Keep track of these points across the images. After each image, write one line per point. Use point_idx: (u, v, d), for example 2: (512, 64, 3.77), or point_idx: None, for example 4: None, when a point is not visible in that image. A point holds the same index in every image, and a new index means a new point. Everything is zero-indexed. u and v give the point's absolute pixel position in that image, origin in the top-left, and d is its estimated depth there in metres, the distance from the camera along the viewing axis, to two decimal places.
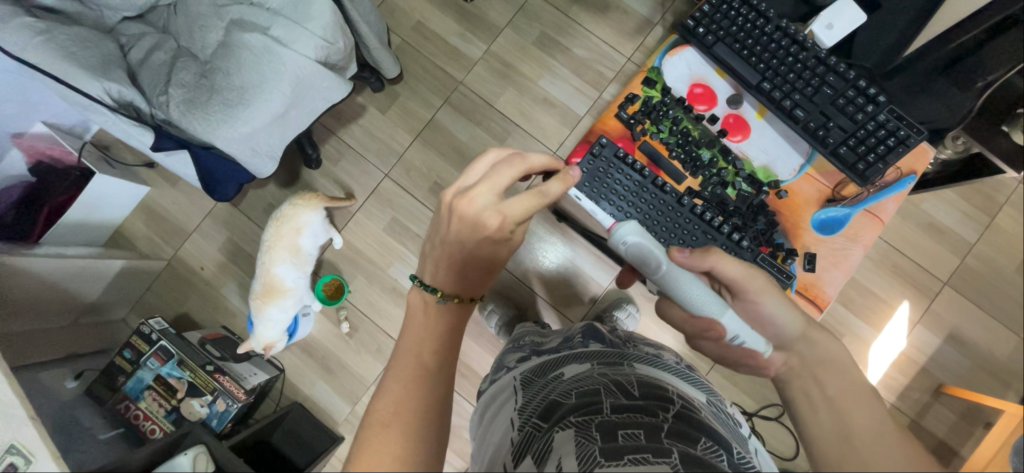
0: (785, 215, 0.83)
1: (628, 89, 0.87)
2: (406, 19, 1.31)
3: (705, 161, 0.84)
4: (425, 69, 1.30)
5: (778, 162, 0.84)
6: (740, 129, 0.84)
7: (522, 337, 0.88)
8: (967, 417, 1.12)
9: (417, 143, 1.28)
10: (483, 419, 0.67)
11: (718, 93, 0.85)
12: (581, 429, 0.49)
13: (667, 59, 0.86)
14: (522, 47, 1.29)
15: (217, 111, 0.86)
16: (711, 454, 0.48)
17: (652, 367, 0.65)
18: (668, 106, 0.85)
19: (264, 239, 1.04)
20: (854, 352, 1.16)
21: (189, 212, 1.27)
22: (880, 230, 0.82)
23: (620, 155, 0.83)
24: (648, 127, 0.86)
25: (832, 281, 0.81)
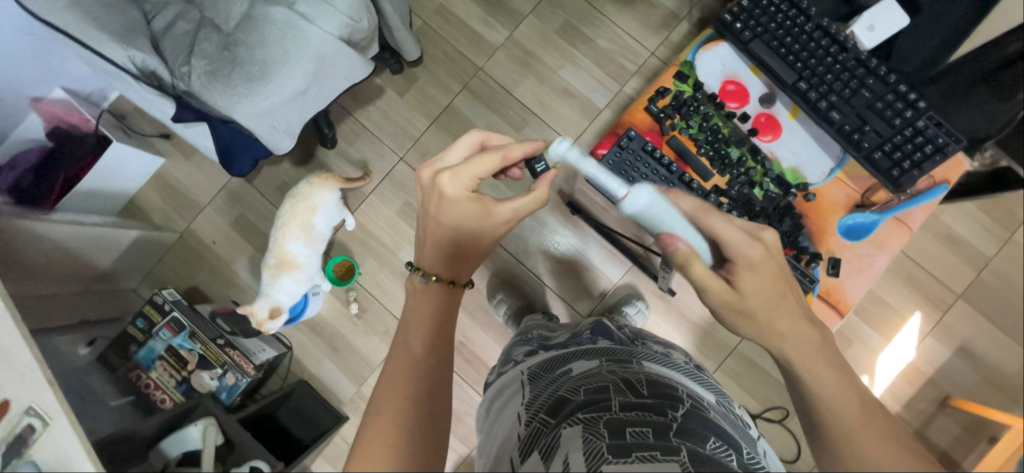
0: (811, 219, 0.83)
1: (659, 83, 0.86)
2: (429, 1, 1.29)
3: (733, 159, 0.84)
4: (446, 54, 1.29)
5: (809, 165, 0.83)
6: (772, 129, 0.83)
7: (532, 330, 0.87)
8: (970, 430, 1.13)
9: (434, 128, 1.28)
10: (491, 415, 0.67)
11: (751, 91, 0.84)
12: (589, 426, 0.49)
13: (701, 53, 0.85)
14: (544, 36, 1.27)
15: (239, 85, 0.86)
16: (720, 454, 0.48)
17: (663, 366, 0.65)
18: (699, 102, 0.85)
19: (279, 214, 1.05)
20: (863, 359, 1.16)
21: (203, 186, 1.27)
22: (908, 238, 0.81)
23: (647, 148, 0.82)
24: (677, 122, 0.85)
25: (856, 288, 0.82)
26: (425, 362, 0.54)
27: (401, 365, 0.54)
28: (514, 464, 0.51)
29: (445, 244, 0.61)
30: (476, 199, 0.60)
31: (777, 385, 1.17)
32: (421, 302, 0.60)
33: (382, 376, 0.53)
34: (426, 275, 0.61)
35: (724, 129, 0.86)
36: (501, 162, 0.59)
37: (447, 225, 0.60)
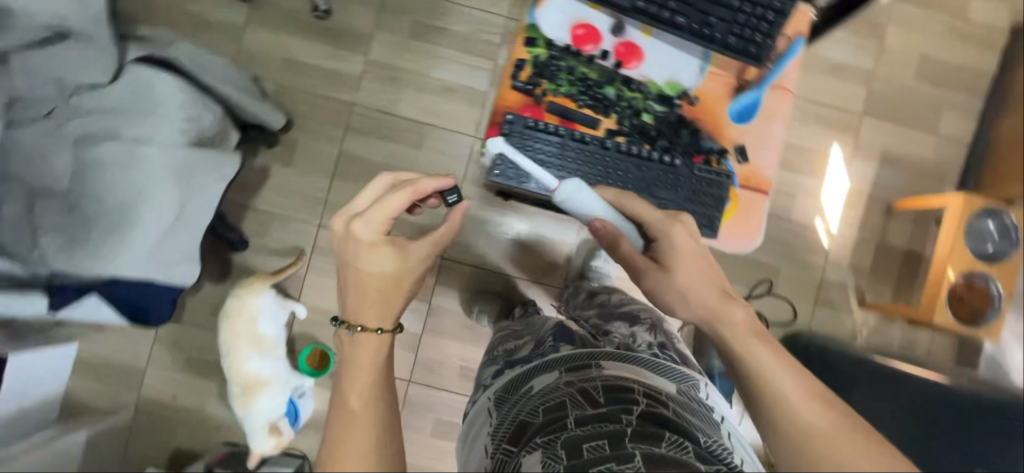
0: (703, 120, 0.86)
1: (513, 56, 0.83)
2: (270, 60, 1.21)
3: (612, 98, 0.86)
4: (313, 105, 1.22)
5: (680, 72, 0.85)
6: (633, 54, 0.84)
7: (500, 339, 0.88)
8: (919, 221, 1.23)
9: (337, 182, 1.22)
10: (467, 446, 0.68)
11: (599, 27, 0.84)
12: (547, 450, 0.53)
13: (539, 12, 0.82)
14: (399, 45, 1.22)
15: (107, 240, 0.79)
16: (677, 450, 0.50)
17: (624, 362, 0.67)
18: (558, 58, 0.84)
19: (222, 340, 1.00)
20: (809, 205, 1.24)
21: (135, 347, 1.18)
22: (790, 98, 0.86)
23: (530, 125, 0.81)
24: (546, 86, 0.84)
25: (769, 163, 0.86)
26: (379, 456, 0.48)
27: (351, 456, 0.47)
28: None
29: (366, 291, 0.57)
30: (394, 245, 0.58)
31: (750, 262, 1.24)
32: (365, 357, 0.54)
33: (325, 472, 0.46)
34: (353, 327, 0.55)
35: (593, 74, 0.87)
36: (412, 194, 0.59)
37: (364, 272, 0.57)
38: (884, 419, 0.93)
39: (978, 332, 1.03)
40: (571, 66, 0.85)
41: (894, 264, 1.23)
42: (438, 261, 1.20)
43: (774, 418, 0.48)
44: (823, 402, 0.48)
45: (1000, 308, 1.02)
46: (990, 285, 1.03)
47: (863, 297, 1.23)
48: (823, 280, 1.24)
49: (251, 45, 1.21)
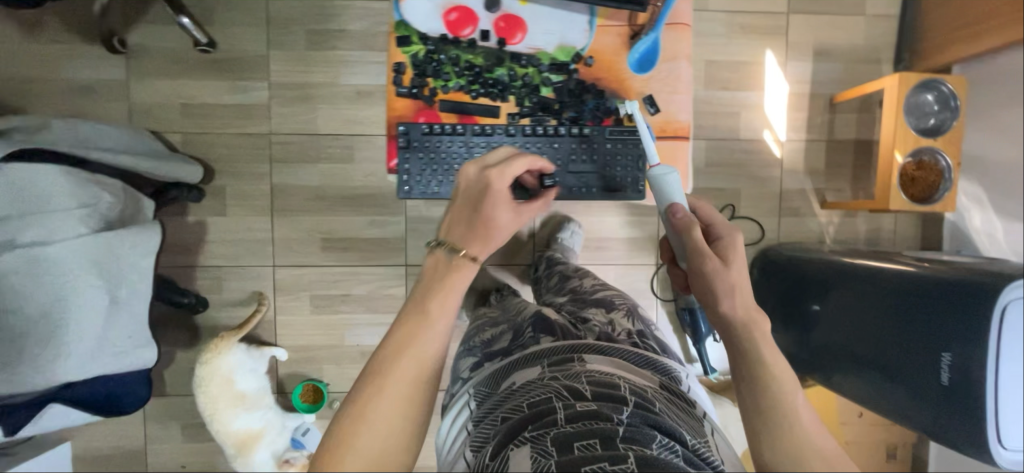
0: (606, 75, 0.98)
1: (394, 59, 0.95)
2: (169, 110, 1.13)
3: (505, 80, 0.96)
4: (229, 145, 1.15)
5: (568, 34, 0.96)
6: (513, 28, 0.95)
7: (477, 327, 0.89)
8: (864, 108, 1.22)
9: (278, 218, 1.17)
10: (447, 440, 0.68)
11: (472, 8, 0.94)
12: (537, 444, 0.52)
13: (405, 7, 0.93)
14: (299, 60, 1.14)
15: (40, 351, 0.76)
16: (664, 451, 0.52)
17: (607, 356, 0.68)
18: (439, 53, 0.94)
19: (201, 406, 0.99)
20: (755, 119, 1.21)
21: (128, 431, 1.17)
22: (689, 32, 0.98)
23: (430, 130, 0.91)
24: (436, 84, 0.95)
25: (683, 104, 0.99)
26: (411, 406, 0.48)
27: (398, 375, 0.48)
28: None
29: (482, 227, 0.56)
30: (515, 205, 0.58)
31: (708, 192, 1.23)
32: (431, 309, 0.51)
33: (370, 376, 0.48)
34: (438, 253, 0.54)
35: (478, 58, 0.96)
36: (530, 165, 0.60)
37: (487, 219, 0.56)
38: (855, 316, 0.95)
39: (933, 207, 1.05)
40: (455, 57, 0.94)
41: (848, 157, 1.23)
42: (403, 270, 1.20)
43: (776, 437, 0.52)
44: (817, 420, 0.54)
45: (952, 180, 1.03)
46: (940, 159, 1.04)
47: (823, 198, 1.23)
48: (782, 191, 1.23)
49: (144, 99, 1.12)
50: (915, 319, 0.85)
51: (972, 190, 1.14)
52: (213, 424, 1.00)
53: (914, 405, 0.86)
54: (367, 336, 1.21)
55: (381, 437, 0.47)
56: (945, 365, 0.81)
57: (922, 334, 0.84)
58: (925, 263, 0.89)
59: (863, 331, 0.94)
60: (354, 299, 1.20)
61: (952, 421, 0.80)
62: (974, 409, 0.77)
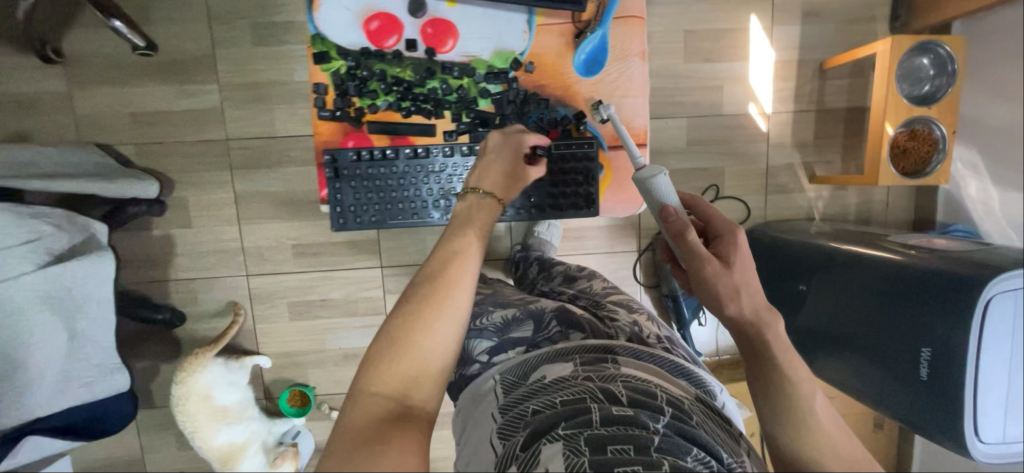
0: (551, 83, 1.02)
1: (314, 80, 0.98)
2: (116, 121, 1.07)
3: (435, 91, 0.98)
4: (183, 154, 1.09)
5: (506, 41, 1.00)
6: (439, 38, 0.98)
7: (481, 305, 0.85)
8: (856, 73, 1.14)
9: (244, 226, 1.13)
10: (466, 426, 0.66)
11: (392, 17, 0.96)
12: (570, 442, 0.52)
13: (318, 16, 0.96)
14: (248, 58, 1.06)
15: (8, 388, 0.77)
16: (699, 464, 0.51)
17: (642, 362, 0.68)
18: (364, 72, 0.96)
19: (181, 423, 1.02)
20: (740, 92, 1.13)
21: (122, 443, 1.19)
22: (642, 22, 1.02)
23: (361, 157, 0.91)
24: (363, 105, 0.98)
25: (639, 107, 1.05)
26: (444, 331, 0.58)
27: (434, 302, 0.59)
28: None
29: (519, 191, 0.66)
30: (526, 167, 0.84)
31: (692, 172, 1.16)
32: (456, 266, 0.61)
33: (415, 296, 0.59)
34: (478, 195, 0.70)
35: (405, 72, 0.98)
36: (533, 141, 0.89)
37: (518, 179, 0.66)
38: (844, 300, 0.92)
39: (926, 180, 1.00)
40: (379, 72, 0.96)
41: (839, 127, 1.15)
42: (379, 272, 1.17)
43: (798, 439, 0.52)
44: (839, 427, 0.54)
45: (945, 150, 0.98)
46: (934, 129, 0.99)
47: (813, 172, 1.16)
48: (771, 167, 1.16)
49: (88, 111, 1.06)
50: (901, 306, 0.82)
51: (967, 157, 1.06)
52: (196, 440, 1.02)
53: (893, 392, 0.85)
54: (348, 339, 1.20)
55: (417, 350, 0.57)
56: (924, 360, 0.79)
57: (915, 321, 0.80)
58: (911, 250, 0.86)
59: (847, 314, 0.91)
60: (332, 304, 1.18)
61: (926, 408, 0.80)
62: (948, 399, 0.77)
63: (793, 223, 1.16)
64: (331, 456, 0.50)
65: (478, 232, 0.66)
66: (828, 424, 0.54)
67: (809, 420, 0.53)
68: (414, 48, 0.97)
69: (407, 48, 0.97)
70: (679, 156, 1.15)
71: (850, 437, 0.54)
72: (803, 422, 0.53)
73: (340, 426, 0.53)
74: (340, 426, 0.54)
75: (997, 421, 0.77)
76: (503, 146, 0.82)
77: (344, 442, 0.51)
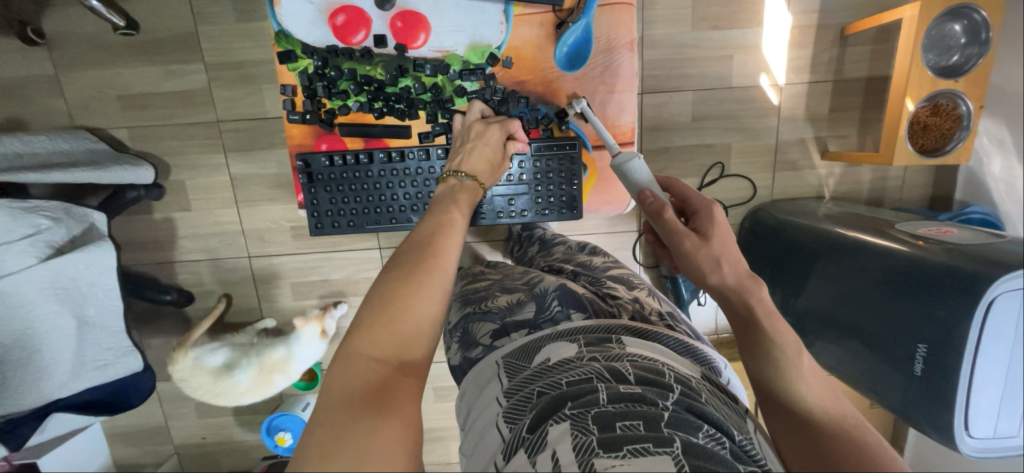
0: (529, 74, 0.95)
1: (282, 80, 0.93)
2: (107, 104, 1.06)
3: (409, 91, 0.93)
4: (176, 137, 1.08)
5: (482, 34, 0.93)
6: (408, 34, 0.92)
7: (487, 289, 0.83)
8: (880, 38, 1.04)
9: (242, 209, 1.14)
10: (470, 411, 0.62)
11: (356, 13, 0.91)
12: (577, 421, 0.49)
13: (280, 12, 0.90)
14: (231, 36, 1.03)
15: (21, 376, 0.82)
16: (713, 440, 0.48)
17: (647, 341, 0.64)
18: (331, 71, 0.91)
19: (197, 396, 1.07)
20: (751, 62, 1.05)
21: (145, 414, 1.27)
22: (630, 10, 0.93)
23: (333, 163, 0.89)
24: (334, 107, 0.94)
25: (627, 102, 0.97)
26: (437, 295, 0.56)
27: (425, 266, 0.56)
28: (498, 467, 0.50)
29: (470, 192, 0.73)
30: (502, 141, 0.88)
31: (697, 149, 1.10)
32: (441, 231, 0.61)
33: (402, 262, 0.57)
34: (457, 177, 0.76)
35: (376, 70, 0.93)
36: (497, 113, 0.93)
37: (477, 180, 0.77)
38: (854, 287, 0.89)
39: (945, 159, 0.94)
40: (348, 71, 0.91)
41: (858, 99, 1.08)
42: (377, 253, 1.17)
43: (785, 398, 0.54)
44: (825, 382, 0.55)
45: (970, 128, 0.91)
46: (960, 104, 0.92)
47: (825, 147, 1.10)
48: (781, 142, 1.10)
49: (78, 95, 1.05)
50: (904, 297, 0.81)
51: (995, 131, 0.97)
52: (225, 400, 1.08)
53: (888, 380, 0.85)
54: (350, 318, 1.22)
55: (410, 312, 0.53)
56: (920, 356, 0.80)
57: (932, 300, 0.78)
58: (919, 240, 0.84)
59: (847, 301, 0.90)
60: (333, 284, 1.20)
61: (920, 398, 0.81)
62: (947, 379, 0.76)
63: (802, 201, 1.11)
64: (321, 430, 0.45)
65: (461, 209, 0.67)
66: (813, 384, 0.55)
67: (793, 381, 0.54)
68: (383, 45, 0.91)
69: (376, 44, 0.91)
70: (683, 132, 1.09)
71: (837, 399, 0.55)
72: (792, 388, 0.54)
73: (329, 394, 0.49)
74: (329, 395, 0.49)
75: (988, 416, 0.77)
76: (482, 132, 0.86)
77: (336, 412, 0.47)
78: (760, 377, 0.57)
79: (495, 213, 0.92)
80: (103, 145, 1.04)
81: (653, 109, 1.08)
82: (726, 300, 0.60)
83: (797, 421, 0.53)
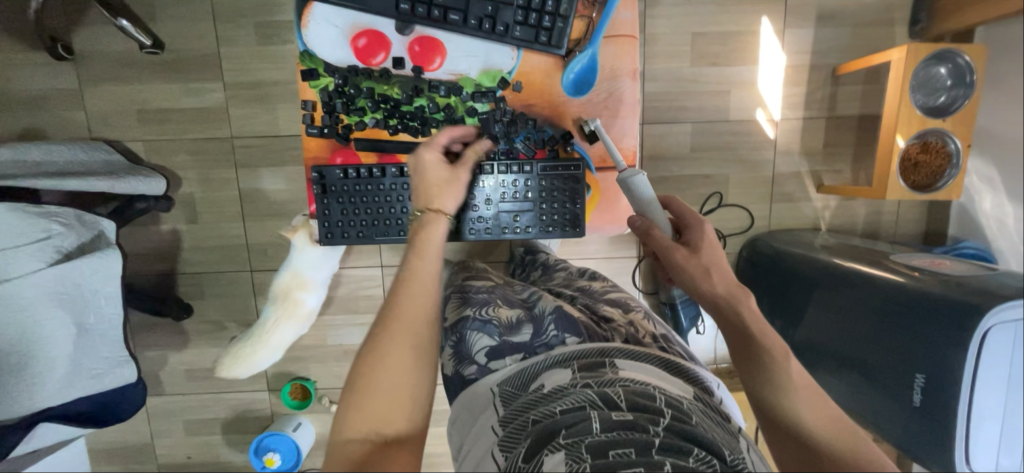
0: (537, 98, 0.99)
1: (302, 95, 0.97)
2: (124, 118, 1.09)
3: (424, 110, 0.97)
4: (190, 151, 1.11)
5: (495, 60, 0.97)
6: (425, 59, 0.97)
7: (490, 293, 0.83)
8: (869, 79, 1.10)
9: (248, 223, 1.15)
10: (466, 440, 0.62)
11: (378, 37, 0.95)
12: (571, 450, 0.49)
13: (306, 34, 0.95)
14: (251, 57, 1.07)
15: (15, 382, 0.81)
16: (705, 465, 0.47)
17: (640, 362, 0.65)
18: (350, 89, 0.95)
19: (251, 366, 1.09)
20: (747, 97, 1.10)
21: (132, 429, 1.24)
22: (633, 41, 0.98)
23: (347, 175, 0.92)
24: (351, 123, 0.98)
25: (629, 128, 1.01)
26: (408, 362, 0.56)
27: (394, 335, 0.57)
28: None
29: (422, 231, 0.67)
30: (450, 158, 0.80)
31: (695, 179, 1.13)
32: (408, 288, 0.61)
33: (372, 335, 0.58)
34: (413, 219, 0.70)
35: (393, 89, 0.97)
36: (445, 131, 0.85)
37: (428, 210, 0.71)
38: (851, 318, 0.90)
39: (936, 194, 0.97)
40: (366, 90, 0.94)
41: (850, 135, 1.12)
42: (379, 271, 1.18)
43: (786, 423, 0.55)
44: (824, 405, 0.55)
45: (959, 165, 0.94)
46: (949, 142, 0.95)
47: (820, 181, 1.13)
48: (777, 174, 1.13)
49: (99, 108, 1.09)
50: (900, 328, 0.82)
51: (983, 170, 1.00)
52: (270, 344, 1.08)
53: (888, 412, 0.85)
54: (348, 335, 1.22)
55: (383, 387, 0.55)
56: (918, 387, 0.80)
57: (932, 335, 0.78)
58: (915, 272, 0.85)
59: (845, 332, 0.91)
60: (334, 301, 1.20)
61: (921, 432, 0.80)
62: (946, 413, 0.76)
63: (798, 233, 1.13)
64: None
65: (425, 255, 0.65)
66: (812, 409, 0.55)
67: (792, 405, 0.55)
68: (401, 67, 0.95)
69: (394, 66, 0.96)
70: (682, 162, 1.13)
71: (838, 422, 0.55)
72: (792, 410, 0.55)
73: None
74: None
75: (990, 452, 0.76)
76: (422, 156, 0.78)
77: None
78: (759, 402, 0.57)
79: (500, 229, 0.93)
80: (118, 157, 1.06)
81: (653, 138, 1.11)
82: (724, 323, 0.61)
83: (799, 444, 0.54)
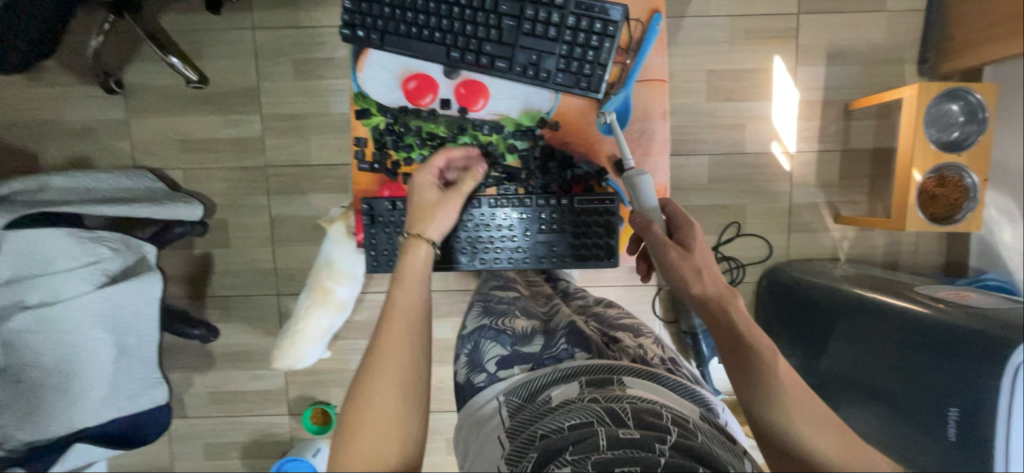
0: (573, 136, 1.01)
1: (354, 133, 1.01)
2: (167, 148, 1.15)
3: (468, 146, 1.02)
4: (226, 180, 1.17)
5: (534, 101, 1.01)
6: (471, 99, 1.01)
7: (511, 302, 0.88)
8: (881, 114, 1.13)
9: (277, 248, 1.19)
10: (473, 448, 0.65)
11: (428, 79, 1.00)
12: (577, 466, 0.49)
13: (360, 76, 1.00)
14: (289, 92, 1.14)
15: (57, 401, 0.84)
16: None
17: (647, 381, 0.66)
18: (400, 126, 1.01)
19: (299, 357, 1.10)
20: (762, 130, 1.14)
21: (153, 452, 1.25)
22: (665, 84, 1.00)
23: (394, 208, 0.95)
24: (398, 158, 1.02)
25: (662, 165, 1.03)
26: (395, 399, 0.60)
27: (378, 375, 0.61)
28: None
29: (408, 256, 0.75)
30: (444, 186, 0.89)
31: (712, 209, 1.16)
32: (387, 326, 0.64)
33: (360, 377, 0.62)
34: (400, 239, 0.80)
35: (439, 127, 1.03)
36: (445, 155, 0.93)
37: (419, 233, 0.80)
38: (873, 349, 0.90)
39: (955, 227, 0.98)
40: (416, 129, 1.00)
41: (865, 168, 1.14)
42: None
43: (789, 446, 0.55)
44: (829, 428, 0.55)
45: (977, 199, 0.95)
46: (965, 176, 0.97)
47: (837, 211, 1.15)
48: (794, 205, 1.16)
49: (144, 139, 1.15)
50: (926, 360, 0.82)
51: None
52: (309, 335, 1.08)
53: (918, 447, 0.84)
54: None
55: (371, 426, 0.58)
56: (953, 420, 0.79)
57: (963, 365, 0.78)
58: (939, 303, 0.86)
59: (868, 363, 0.91)
60: (357, 325, 1.22)
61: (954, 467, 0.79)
62: (978, 448, 0.75)
63: (816, 263, 1.14)
64: None
65: (402, 293, 0.69)
66: (820, 433, 0.55)
67: (791, 426, 0.55)
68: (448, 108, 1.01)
69: (441, 107, 1.01)
70: (700, 192, 1.15)
71: (852, 448, 0.54)
72: (795, 430, 0.55)
73: None
74: None
75: None
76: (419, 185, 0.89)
77: None
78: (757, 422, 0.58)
79: (537, 258, 0.97)
80: (160, 184, 1.11)
81: (671, 169, 1.15)
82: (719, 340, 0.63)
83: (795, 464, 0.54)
